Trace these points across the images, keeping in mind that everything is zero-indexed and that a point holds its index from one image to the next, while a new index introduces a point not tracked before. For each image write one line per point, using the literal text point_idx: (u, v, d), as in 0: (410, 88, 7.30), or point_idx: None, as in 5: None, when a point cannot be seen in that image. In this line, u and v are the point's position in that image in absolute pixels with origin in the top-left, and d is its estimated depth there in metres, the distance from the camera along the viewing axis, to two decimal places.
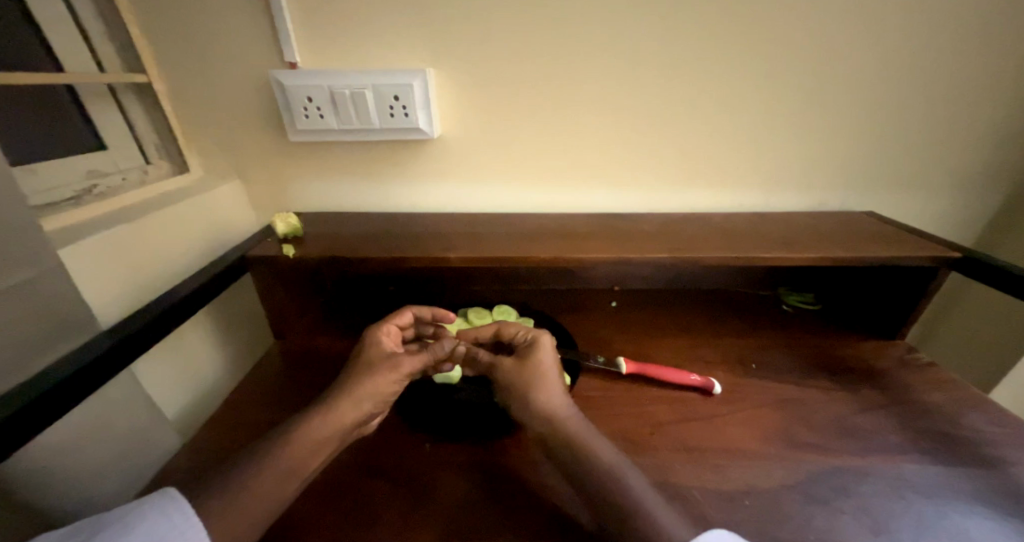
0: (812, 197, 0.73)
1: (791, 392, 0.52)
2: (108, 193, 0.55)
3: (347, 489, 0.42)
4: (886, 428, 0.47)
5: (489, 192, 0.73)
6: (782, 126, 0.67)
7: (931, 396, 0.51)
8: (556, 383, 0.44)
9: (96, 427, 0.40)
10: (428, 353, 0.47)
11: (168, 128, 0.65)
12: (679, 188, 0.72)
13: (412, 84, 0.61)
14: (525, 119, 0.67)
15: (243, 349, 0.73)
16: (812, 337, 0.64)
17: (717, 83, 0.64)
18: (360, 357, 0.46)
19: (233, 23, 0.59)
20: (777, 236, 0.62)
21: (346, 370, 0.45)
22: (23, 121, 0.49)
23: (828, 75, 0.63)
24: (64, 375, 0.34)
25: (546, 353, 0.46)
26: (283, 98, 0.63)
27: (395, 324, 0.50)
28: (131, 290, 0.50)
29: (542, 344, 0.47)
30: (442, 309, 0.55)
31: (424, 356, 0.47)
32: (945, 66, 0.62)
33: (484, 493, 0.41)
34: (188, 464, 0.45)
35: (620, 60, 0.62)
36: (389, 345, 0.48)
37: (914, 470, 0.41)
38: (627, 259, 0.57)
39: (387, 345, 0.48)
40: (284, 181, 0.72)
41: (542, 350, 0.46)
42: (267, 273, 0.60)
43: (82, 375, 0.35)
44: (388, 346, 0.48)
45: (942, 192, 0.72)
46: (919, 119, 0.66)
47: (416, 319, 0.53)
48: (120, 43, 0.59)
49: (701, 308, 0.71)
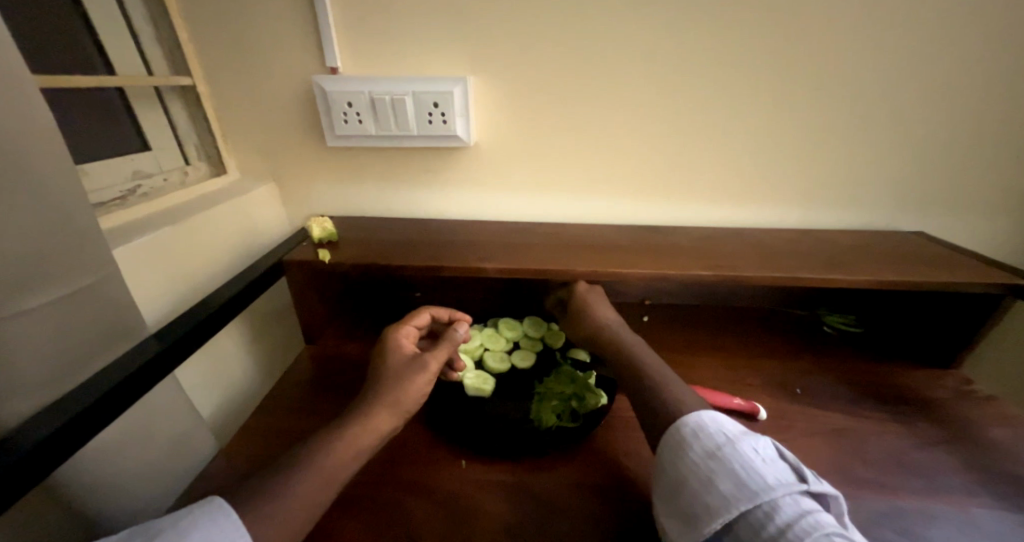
0: (856, 215, 0.70)
1: (842, 422, 0.50)
2: (152, 193, 0.56)
3: (388, 507, 0.41)
4: (948, 466, 0.44)
5: (521, 201, 0.72)
6: (829, 140, 0.64)
7: (995, 433, 0.48)
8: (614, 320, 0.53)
9: (141, 431, 0.40)
10: (449, 344, 0.46)
11: (208, 130, 0.66)
12: (716, 202, 0.70)
13: (452, 91, 0.61)
14: (563, 128, 0.66)
15: (273, 351, 0.73)
16: (857, 362, 0.61)
17: (764, 97, 0.62)
18: (380, 359, 0.45)
19: (278, 28, 0.60)
20: (824, 255, 0.60)
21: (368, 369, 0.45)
22: (76, 121, 0.50)
23: (882, 90, 0.61)
24: (110, 386, 0.33)
25: (601, 301, 0.55)
26: (324, 103, 0.63)
27: (413, 325, 0.50)
28: (173, 292, 0.51)
29: (596, 293, 0.56)
30: (460, 312, 0.54)
31: (445, 348, 0.46)
32: (1010, 83, 0.59)
33: (528, 520, 0.40)
34: (226, 472, 0.45)
35: (664, 70, 0.61)
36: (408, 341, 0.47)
37: (987, 516, 0.39)
38: (667, 274, 0.55)
39: (406, 339, 0.47)
40: (317, 184, 0.72)
41: (597, 298, 0.55)
42: (302, 277, 0.60)
43: (122, 387, 0.34)
44: (408, 347, 0.46)
45: (998, 213, 0.69)
46: (977, 137, 0.63)
47: (432, 319, 0.53)
48: (166, 45, 0.60)
49: (737, 326, 0.69)
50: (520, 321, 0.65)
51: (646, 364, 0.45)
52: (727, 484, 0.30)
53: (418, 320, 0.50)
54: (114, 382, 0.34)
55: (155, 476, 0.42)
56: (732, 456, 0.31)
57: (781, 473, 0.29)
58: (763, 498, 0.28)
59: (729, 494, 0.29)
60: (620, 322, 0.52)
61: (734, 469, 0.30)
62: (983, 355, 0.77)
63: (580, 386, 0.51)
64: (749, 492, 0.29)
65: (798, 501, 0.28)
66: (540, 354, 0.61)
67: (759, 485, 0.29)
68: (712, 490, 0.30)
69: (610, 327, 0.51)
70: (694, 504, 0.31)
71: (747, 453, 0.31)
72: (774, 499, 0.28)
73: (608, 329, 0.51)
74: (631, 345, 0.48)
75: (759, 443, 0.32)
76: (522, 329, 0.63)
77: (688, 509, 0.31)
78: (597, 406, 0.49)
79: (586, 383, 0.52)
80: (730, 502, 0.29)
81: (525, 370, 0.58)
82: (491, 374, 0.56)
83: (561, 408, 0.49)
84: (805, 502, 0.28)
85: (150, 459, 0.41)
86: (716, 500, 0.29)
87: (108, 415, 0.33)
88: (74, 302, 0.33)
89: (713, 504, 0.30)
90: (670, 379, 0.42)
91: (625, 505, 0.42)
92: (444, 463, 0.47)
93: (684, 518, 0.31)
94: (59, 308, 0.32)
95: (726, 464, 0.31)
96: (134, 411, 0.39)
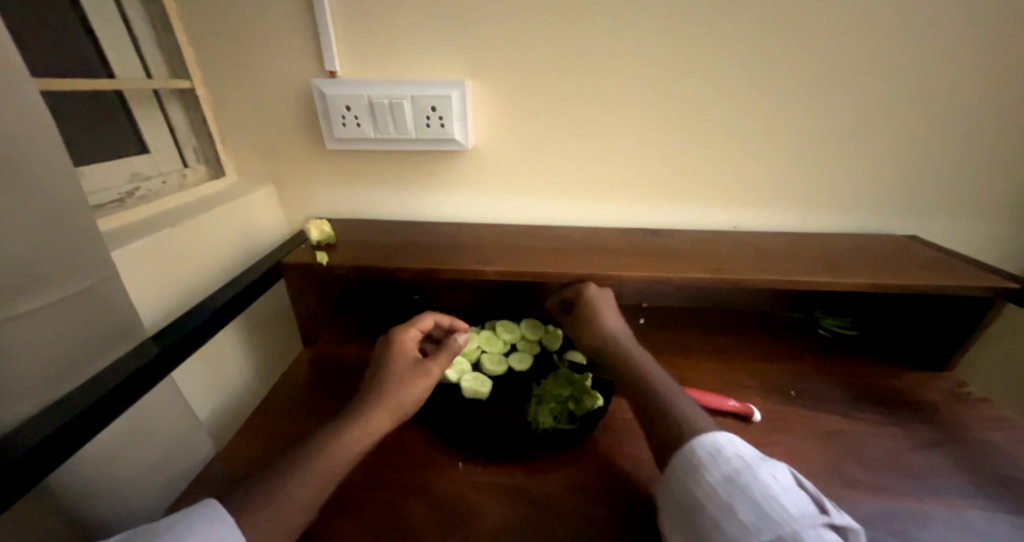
0: (852, 219, 0.71)
1: (837, 424, 0.51)
2: (149, 196, 0.56)
3: (385, 509, 0.41)
4: (944, 468, 0.44)
5: (519, 204, 0.73)
6: (824, 144, 0.65)
7: (989, 435, 0.49)
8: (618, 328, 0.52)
9: (139, 431, 0.40)
10: (448, 353, 0.46)
11: (207, 133, 0.66)
12: (712, 206, 0.71)
13: (450, 95, 0.61)
14: (560, 132, 0.66)
15: (270, 354, 0.73)
16: (852, 364, 0.62)
17: (760, 102, 0.62)
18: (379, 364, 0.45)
19: (277, 32, 0.60)
20: (819, 258, 0.61)
21: (369, 373, 0.44)
22: (75, 124, 0.50)
23: (875, 94, 0.61)
24: (107, 389, 0.33)
25: (607, 307, 0.54)
26: (322, 106, 0.63)
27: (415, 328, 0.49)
28: (170, 294, 0.51)
29: (602, 298, 0.55)
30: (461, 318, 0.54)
31: (445, 356, 0.46)
32: (1001, 88, 0.60)
33: (525, 523, 0.40)
34: (223, 475, 0.45)
35: (659, 75, 0.61)
36: (411, 347, 0.47)
37: (982, 518, 0.39)
38: (665, 278, 0.55)
39: (410, 345, 0.47)
40: (316, 186, 0.72)
41: (603, 303, 0.54)
42: (300, 280, 0.60)
43: (121, 389, 0.34)
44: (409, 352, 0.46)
45: (991, 217, 0.69)
46: (968, 141, 0.64)
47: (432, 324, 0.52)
48: (166, 49, 0.60)
49: (734, 329, 0.70)
50: (517, 323, 0.65)
51: (652, 379, 0.44)
52: (748, 512, 0.29)
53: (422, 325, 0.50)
54: (111, 385, 0.34)
55: (152, 477, 0.42)
56: (752, 483, 0.30)
57: (802, 504, 0.29)
58: (786, 528, 0.27)
59: (750, 523, 0.29)
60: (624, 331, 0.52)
61: (755, 497, 0.30)
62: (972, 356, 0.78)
63: (577, 388, 0.51)
64: (771, 520, 0.28)
65: (821, 533, 0.27)
66: (537, 356, 0.61)
67: (781, 514, 0.28)
68: (731, 517, 0.29)
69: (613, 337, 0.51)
70: (712, 531, 0.30)
71: (768, 482, 0.30)
72: (797, 530, 0.27)
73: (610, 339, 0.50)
74: (634, 355, 0.48)
75: (777, 472, 0.32)
76: (519, 332, 0.63)
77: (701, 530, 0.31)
78: (593, 408, 0.49)
79: (583, 385, 0.51)
80: (752, 531, 0.28)
81: (522, 372, 0.58)
82: (488, 376, 0.56)
83: (558, 409, 0.49)
84: (828, 535, 0.27)
85: (148, 459, 0.41)
86: (736, 529, 0.29)
87: (104, 418, 0.33)
88: (74, 304, 0.33)
89: (734, 533, 0.29)
90: (679, 396, 0.42)
91: (623, 508, 0.42)
92: (441, 465, 0.47)
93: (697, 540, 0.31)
94: (58, 310, 0.32)
95: (746, 491, 0.30)
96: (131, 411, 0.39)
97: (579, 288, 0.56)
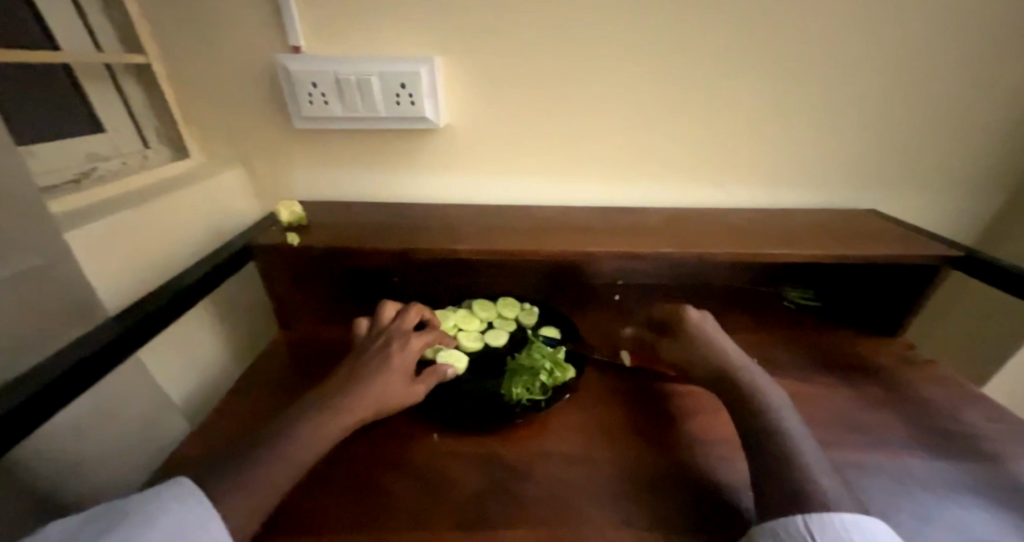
0: (817, 195, 0.73)
1: (796, 387, 0.53)
2: (108, 177, 0.54)
3: (360, 481, 0.42)
4: (891, 424, 0.48)
5: (493, 185, 0.73)
6: (790, 121, 0.67)
7: (933, 393, 0.52)
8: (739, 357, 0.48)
9: (100, 412, 0.41)
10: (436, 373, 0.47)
11: (168, 112, 0.64)
12: (683, 183, 0.72)
13: (419, 72, 0.60)
14: (533, 111, 0.66)
15: (246, 339, 0.73)
16: (814, 333, 0.65)
17: (730, 79, 0.63)
18: (379, 367, 0.43)
19: (235, 4, 0.57)
20: (783, 232, 0.63)
21: (362, 370, 0.43)
22: (24, 98, 0.47)
23: (840, 71, 0.63)
24: (69, 365, 0.33)
25: (721, 336, 0.50)
26: (288, 84, 0.61)
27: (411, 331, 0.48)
28: (135, 278, 0.50)
29: (710, 326, 0.51)
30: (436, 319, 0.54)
31: (435, 376, 0.47)
32: (956, 65, 0.62)
33: (503, 488, 0.42)
34: (199, 455, 0.45)
35: (631, 51, 0.61)
36: (415, 361, 0.46)
37: (921, 466, 0.42)
38: (638, 253, 0.57)
39: (415, 357, 0.46)
40: (286, 167, 0.70)
41: (716, 332, 0.51)
42: (272, 261, 0.59)
43: (82, 365, 0.34)
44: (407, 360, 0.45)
45: (944, 191, 0.73)
46: (926, 118, 0.66)
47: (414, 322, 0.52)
48: (117, 22, 0.57)
49: (705, 303, 0.72)
50: (494, 302, 0.66)
51: (767, 396, 0.43)
52: None
53: (433, 341, 0.49)
54: (73, 361, 0.34)
55: (116, 456, 0.43)
56: None
57: None
58: None
59: None
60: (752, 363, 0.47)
61: None
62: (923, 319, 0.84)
63: (552, 362, 0.52)
64: None
65: None
66: (513, 333, 0.62)
67: None
68: None
69: (722, 347, 0.49)
70: None
71: None
72: None
73: (718, 350, 0.48)
74: (751, 386, 0.44)
75: None
76: (496, 310, 0.64)
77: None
78: (565, 380, 0.52)
79: (557, 358, 0.53)
80: None
81: (498, 348, 0.59)
82: (465, 352, 0.58)
83: (531, 382, 0.50)
84: None
85: (110, 440, 0.42)
86: None
87: (67, 394, 0.33)
88: (22, 283, 0.33)
89: None
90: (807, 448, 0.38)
91: (603, 471, 0.43)
92: (416, 438, 0.48)
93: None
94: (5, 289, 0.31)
95: None
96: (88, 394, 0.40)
97: (682, 314, 0.53)
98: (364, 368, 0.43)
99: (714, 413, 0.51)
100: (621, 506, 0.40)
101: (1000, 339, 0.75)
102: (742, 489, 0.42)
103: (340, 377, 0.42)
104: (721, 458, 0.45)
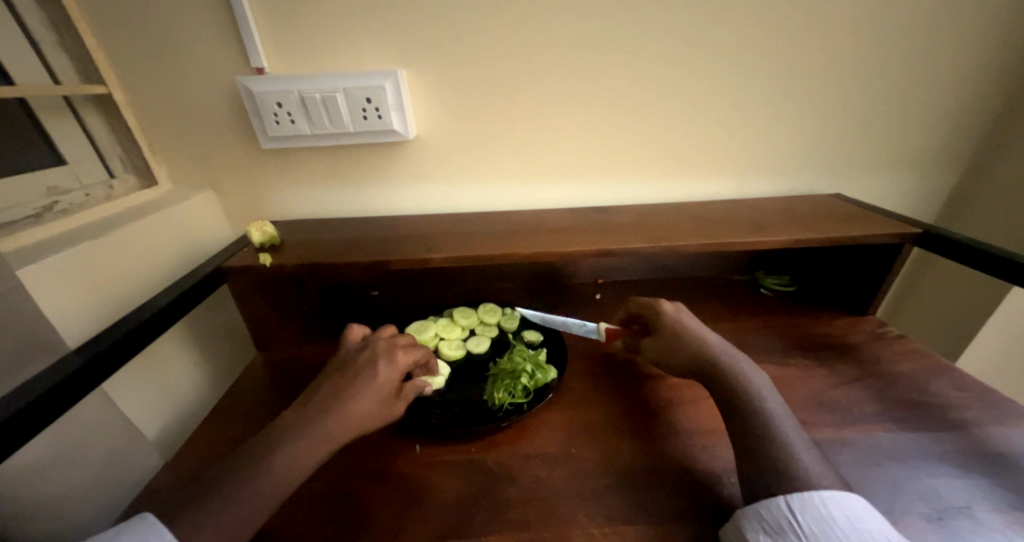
0: (782, 182, 0.75)
1: (773, 371, 0.55)
2: (72, 209, 0.53)
3: (343, 498, 0.41)
4: (862, 399, 0.50)
5: (465, 192, 0.73)
6: (751, 113, 0.68)
7: (901, 366, 0.54)
8: (724, 347, 0.46)
9: (64, 450, 0.40)
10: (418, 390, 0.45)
11: (132, 140, 0.63)
12: (651, 180, 0.74)
13: (384, 86, 0.60)
14: (499, 118, 0.67)
15: (222, 364, 0.71)
16: (788, 316, 0.66)
17: (689, 76, 0.65)
18: (359, 384, 0.40)
19: (195, 31, 0.58)
20: (752, 221, 0.64)
21: (339, 386, 0.40)
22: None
23: (795, 62, 0.65)
24: (7, 414, 0.32)
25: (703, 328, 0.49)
26: (253, 105, 0.61)
27: (401, 346, 0.45)
28: (98, 311, 0.49)
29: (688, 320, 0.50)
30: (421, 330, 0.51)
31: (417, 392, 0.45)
32: (902, 50, 0.64)
33: (484, 493, 0.42)
34: (176, 486, 0.43)
35: (591, 56, 0.63)
36: (400, 377, 0.43)
37: (889, 439, 0.44)
38: (611, 250, 0.57)
39: (401, 373, 0.44)
40: (258, 188, 0.70)
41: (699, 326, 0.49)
42: (245, 283, 0.58)
43: (26, 412, 0.33)
44: (393, 378, 0.43)
45: (902, 172, 0.75)
46: (877, 103, 0.69)
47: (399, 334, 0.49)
48: (74, 53, 0.57)
49: (682, 294, 0.73)
50: (475, 308, 0.66)
51: (747, 378, 0.43)
52: None
53: (420, 358, 0.46)
54: (14, 407, 0.33)
55: (74, 494, 0.41)
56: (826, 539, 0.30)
57: None
58: None
59: None
60: (739, 353, 0.46)
61: None
62: (897, 291, 0.88)
63: (533, 363, 0.53)
64: None
65: None
66: (494, 338, 0.62)
67: None
68: None
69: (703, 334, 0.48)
70: None
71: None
72: None
73: (696, 334, 0.48)
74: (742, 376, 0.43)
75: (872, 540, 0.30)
76: (477, 316, 0.64)
77: (787, 535, 0.31)
78: (545, 381, 0.52)
79: (538, 360, 0.54)
80: None
81: (481, 355, 0.59)
82: (447, 361, 0.58)
83: (512, 385, 0.51)
84: None
85: (75, 478, 0.41)
86: None
87: (11, 443, 0.31)
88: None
89: None
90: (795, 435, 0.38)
91: (584, 468, 0.44)
92: (399, 449, 0.47)
93: (778, 537, 0.32)
94: None
95: None
96: (49, 434, 0.39)
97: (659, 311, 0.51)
98: (343, 387, 0.40)
99: (694, 402, 0.51)
100: (604, 500, 0.40)
101: (969, 311, 0.76)
102: (726, 473, 0.42)
103: (315, 400, 0.39)
104: (708, 451, 0.45)
